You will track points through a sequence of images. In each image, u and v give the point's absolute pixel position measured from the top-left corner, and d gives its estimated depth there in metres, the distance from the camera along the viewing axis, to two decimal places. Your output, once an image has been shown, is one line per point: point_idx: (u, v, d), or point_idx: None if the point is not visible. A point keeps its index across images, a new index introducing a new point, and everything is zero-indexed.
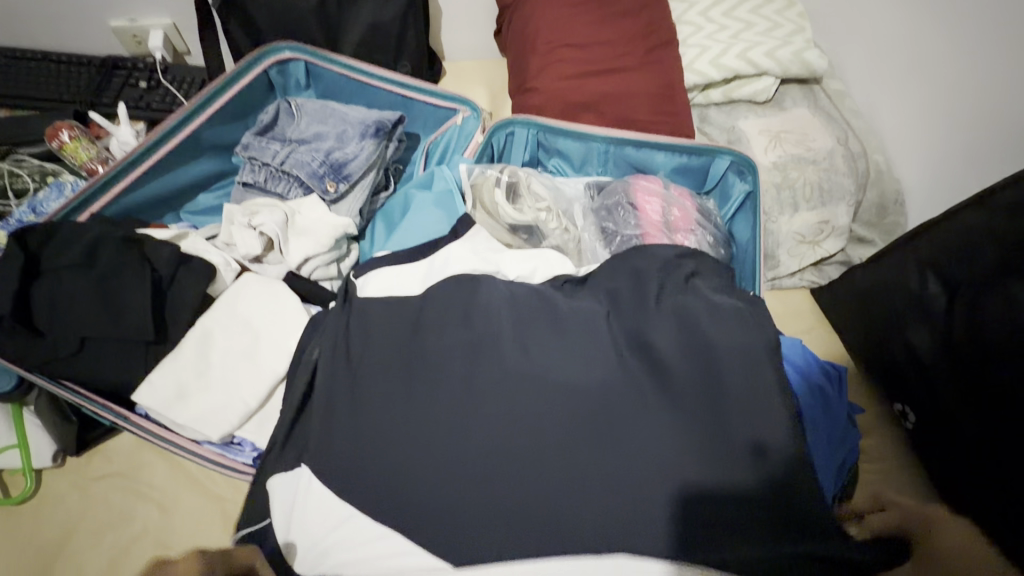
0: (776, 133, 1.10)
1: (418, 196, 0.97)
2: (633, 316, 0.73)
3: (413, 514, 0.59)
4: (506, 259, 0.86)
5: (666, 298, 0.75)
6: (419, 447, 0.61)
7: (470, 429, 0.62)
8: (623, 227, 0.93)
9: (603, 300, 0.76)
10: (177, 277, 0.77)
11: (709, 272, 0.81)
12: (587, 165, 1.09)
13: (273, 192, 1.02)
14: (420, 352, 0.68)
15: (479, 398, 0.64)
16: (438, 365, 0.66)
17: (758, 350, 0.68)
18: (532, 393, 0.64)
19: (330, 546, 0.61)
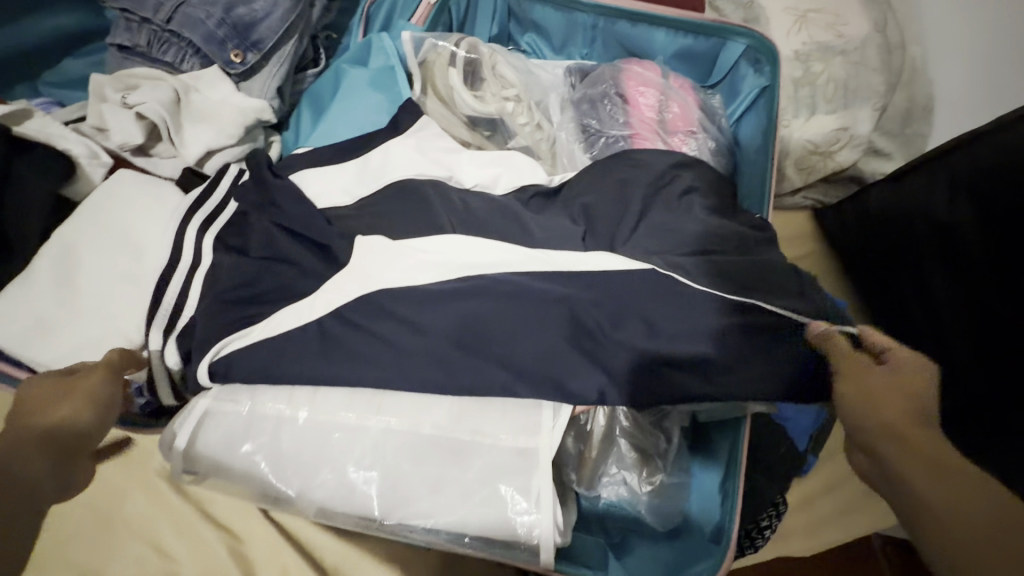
0: (803, 12, 0.89)
1: (350, 73, 0.74)
2: (610, 241, 0.60)
3: (339, 476, 0.50)
4: (462, 161, 0.67)
5: (654, 219, 0.61)
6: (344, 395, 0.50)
7: (409, 379, 0.51)
8: (611, 127, 0.75)
9: (577, 220, 0.62)
10: (15, 173, 0.58)
11: (709, 187, 0.66)
12: (569, 45, 0.88)
13: (161, 62, 0.77)
14: (344, 282, 0.54)
15: (419, 344, 0.51)
16: (369, 301, 0.52)
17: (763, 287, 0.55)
18: (481, 341, 0.51)
19: (247, 494, 0.53)
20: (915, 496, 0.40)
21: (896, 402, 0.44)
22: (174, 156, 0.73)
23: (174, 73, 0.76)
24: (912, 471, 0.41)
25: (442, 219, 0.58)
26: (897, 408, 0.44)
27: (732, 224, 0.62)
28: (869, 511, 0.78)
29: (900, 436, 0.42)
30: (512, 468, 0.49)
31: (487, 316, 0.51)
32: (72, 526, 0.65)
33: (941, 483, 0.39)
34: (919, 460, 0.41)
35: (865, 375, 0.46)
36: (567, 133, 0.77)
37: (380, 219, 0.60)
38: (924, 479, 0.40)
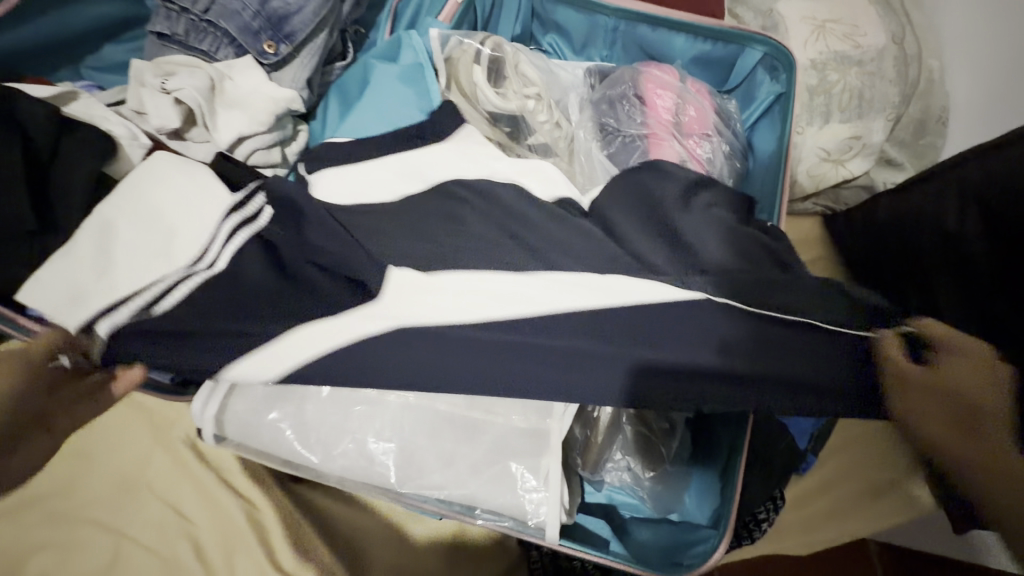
0: (821, 22, 0.90)
1: (377, 67, 0.77)
2: None
3: (360, 449, 0.53)
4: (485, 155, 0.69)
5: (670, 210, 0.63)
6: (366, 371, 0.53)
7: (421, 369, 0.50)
8: (627, 127, 0.77)
9: None
10: (62, 151, 0.62)
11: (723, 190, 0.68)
12: (589, 47, 0.90)
13: (197, 50, 0.81)
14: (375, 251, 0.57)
15: None
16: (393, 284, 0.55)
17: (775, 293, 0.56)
18: None
19: (272, 461, 0.56)
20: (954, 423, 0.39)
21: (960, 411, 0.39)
22: (207, 141, 0.76)
23: (210, 61, 0.80)
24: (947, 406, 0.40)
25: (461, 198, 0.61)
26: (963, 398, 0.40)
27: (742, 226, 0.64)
28: (867, 513, 0.80)
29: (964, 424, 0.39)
30: (523, 447, 0.52)
31: (504, 297, 0.51)
32: (99, 486, 0.68)
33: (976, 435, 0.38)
34: (972, 402, 0.39)
35: (920, 389, 0.40)
36: (586, 133, 0.79)
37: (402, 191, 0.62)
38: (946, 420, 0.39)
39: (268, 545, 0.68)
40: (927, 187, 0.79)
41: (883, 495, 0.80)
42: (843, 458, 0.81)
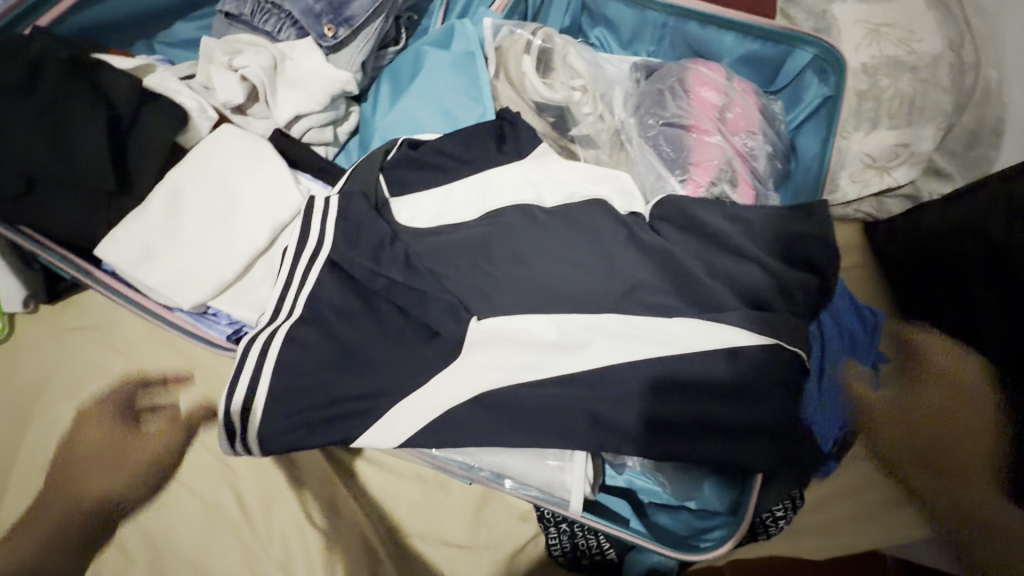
0: (875, 26, 0.89)
1: (430, 54, 0.79)
2: (666, 252, 0.63)
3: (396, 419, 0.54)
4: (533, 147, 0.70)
5: (701, 218, 0.66)
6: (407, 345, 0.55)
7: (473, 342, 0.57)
8: (671, 119, 0.77)
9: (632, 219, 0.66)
10: (140, 120, 0.66)
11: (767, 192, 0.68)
12: (636, 42, 0.91)
13: (261, 30, 0.85)
14: (421, 255, 0.62)
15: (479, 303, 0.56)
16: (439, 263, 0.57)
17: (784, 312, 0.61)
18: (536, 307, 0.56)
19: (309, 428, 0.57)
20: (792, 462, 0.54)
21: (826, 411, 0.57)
22: (268, 117, 0.81)
23: (272, 42, 0.84)
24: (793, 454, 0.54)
25: (507, 208, 0.65)
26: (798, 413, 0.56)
27: (778, 227, 0.65)
28: (890, 525, 0.79)
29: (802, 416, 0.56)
30: (552, 426, 0.53)
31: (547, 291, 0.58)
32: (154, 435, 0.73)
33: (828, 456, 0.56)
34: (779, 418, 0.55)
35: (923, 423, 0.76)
36: (629, 124, 0.79)
37: (450, 197, 0.66)
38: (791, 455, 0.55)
39: (303, 500, 0.73)
40: (972, 199, 0.78)
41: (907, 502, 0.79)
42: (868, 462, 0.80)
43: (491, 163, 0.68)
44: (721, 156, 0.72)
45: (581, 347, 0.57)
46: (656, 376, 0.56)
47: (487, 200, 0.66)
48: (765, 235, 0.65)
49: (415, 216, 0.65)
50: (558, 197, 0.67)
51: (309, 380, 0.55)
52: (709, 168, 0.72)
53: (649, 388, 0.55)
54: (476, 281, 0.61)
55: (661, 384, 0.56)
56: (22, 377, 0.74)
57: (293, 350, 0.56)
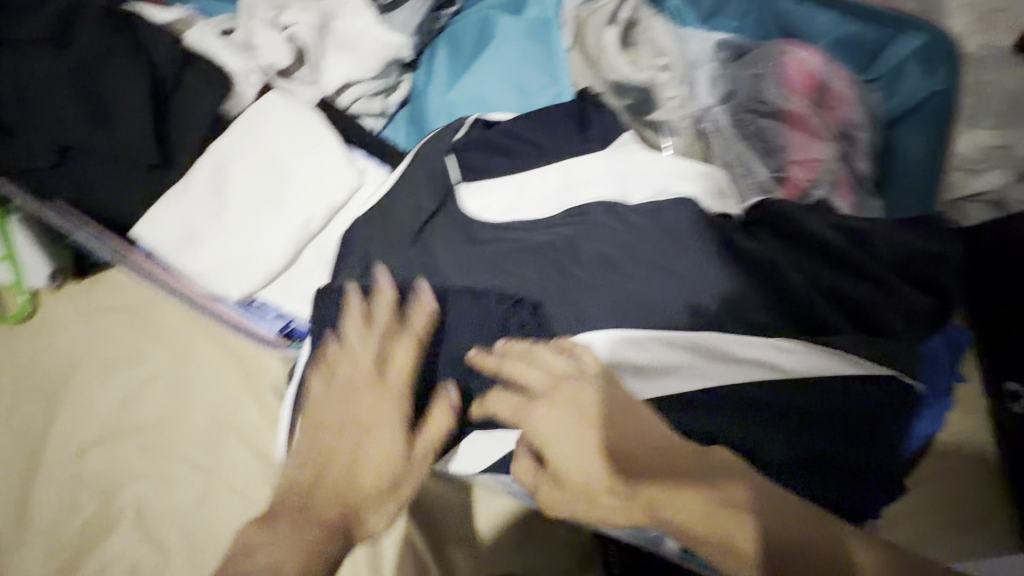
0: (988, 10, 0.80)
1: (501, 20, 0.70)
2: (766, 265, 0.57)
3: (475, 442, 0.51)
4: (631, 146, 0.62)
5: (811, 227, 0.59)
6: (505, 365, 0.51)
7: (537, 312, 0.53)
8: (769, 108, 0.68)
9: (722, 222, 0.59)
10: (182, 82, 0.59)
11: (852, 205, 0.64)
12: (718, 15, 0.84)
13: None
14: (491, 261, 0.56)
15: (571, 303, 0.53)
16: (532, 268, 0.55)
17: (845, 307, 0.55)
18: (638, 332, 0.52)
19: None
20: (686, 475, 0.39)
21: (710, 479, 0.39)
22: (313, 83, 0.72)
23: None
24: (649, 453, 0.41)
25: (592, 204, 0.58)
26: (638, 439, 0.41)
27: (899, 244, 0.58)
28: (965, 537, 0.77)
29: (641, 506, 0.38)
30: None
31: (642, 311, 0.54)
32: (189, 424, 0.67)
33: (653, 463, 0.40)
34: (627, 429, 0.41)
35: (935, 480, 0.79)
36: (714, 115, 0.71)
37: (534, 193, 0.60)
38: (678, 458, 0.41)
39: None
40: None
41: (976, 507, 0.78)
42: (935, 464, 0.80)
43: (574, 153, 0.61)
44: (825, 153, 0.66)
45: (664, 364, 0.52)
46: (755, 400, 0.51)
47: (566, 197, 0.59)
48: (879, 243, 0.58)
49: (509, 212, 0.59)
50: (647, 196, 0.60)
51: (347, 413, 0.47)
52: (811, 167, 0.65)
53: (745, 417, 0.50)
54: (566, 283, 0.54)
55: (759, 412, 0.51)
56: (50, 361, 0.69)
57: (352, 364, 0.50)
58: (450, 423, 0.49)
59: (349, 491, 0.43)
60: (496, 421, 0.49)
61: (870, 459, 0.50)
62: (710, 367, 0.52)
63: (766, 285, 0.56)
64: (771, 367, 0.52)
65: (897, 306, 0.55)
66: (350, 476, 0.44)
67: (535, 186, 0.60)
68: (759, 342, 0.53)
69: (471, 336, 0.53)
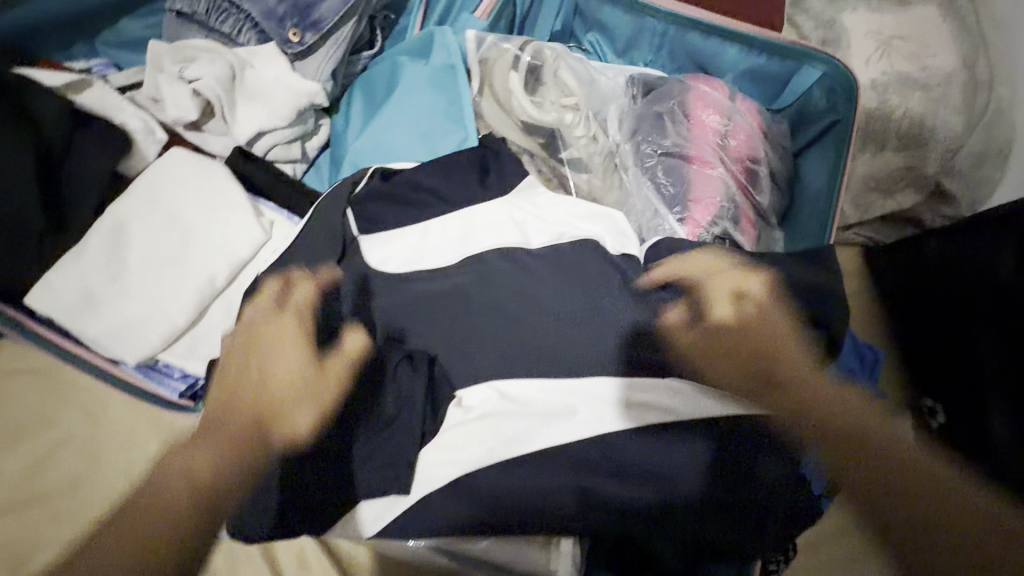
0: (888, 39, 0.84)
1: (408, 66, 0.71)
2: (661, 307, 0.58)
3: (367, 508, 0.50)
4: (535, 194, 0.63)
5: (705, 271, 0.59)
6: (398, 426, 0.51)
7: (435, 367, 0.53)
8: (671, 145, 0.71)
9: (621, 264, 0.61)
10: (76, 145, 0.60)
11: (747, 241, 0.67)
12: (634, 49, 0.85)
13: (219, 33, 0.77)
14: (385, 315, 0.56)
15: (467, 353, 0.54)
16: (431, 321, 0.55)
17: (742, 347, 0.57)
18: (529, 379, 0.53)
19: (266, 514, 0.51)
20: (796, 358, 0.55)
21: (798, 352, 0.55)
22: (225, 134, 0.73)
23: (231, 45, 0.76)
24: (766, 337, 0.56)
25: (489, 252, 0.59)
26: (738, 334, 0.57)
27: (795, 276, 0.59)
28: None
29: (745, 369, 0.55)
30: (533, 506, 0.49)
31: (538, 359, 0.55)
32: (104, 485, 0.66)
33: (769, 347, 0.56)
34: (754, 309, 0.57)
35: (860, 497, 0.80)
36: (621, 153, 0.73)
37: (434, 240, 0.60)
38: (783, 339, 0.56)
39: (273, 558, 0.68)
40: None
41: None
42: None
43: (472, 200, 0.62)
44: (724, 190, 0.67)
45: (558, 412, 0.52)
46: (647, 444, 0.52)
47: (464, 243, 0.60)
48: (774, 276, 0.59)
49: (409, 262, 0.59)
50: (546, 239, 0.61)
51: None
52: (711, 206, 0.67)
53: (639, 464, 0.51)
54: (461, 334, 0.55)
55: (652, 457, 0.51)
56: None
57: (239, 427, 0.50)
58: (364, 349, 0.52)
59: (270, 409, 0.46)
60: (386, 483, 0.49)
61: (763, 495, 0.52)
62: (603, 413, 0.52)
63: (663, 327, 0.57)
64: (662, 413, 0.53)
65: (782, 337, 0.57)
66: (266, 410, 0.45)
67: (437, 235, 0.61)
68: (652, 385, 0.54)
69: (363, 399, 0.51)
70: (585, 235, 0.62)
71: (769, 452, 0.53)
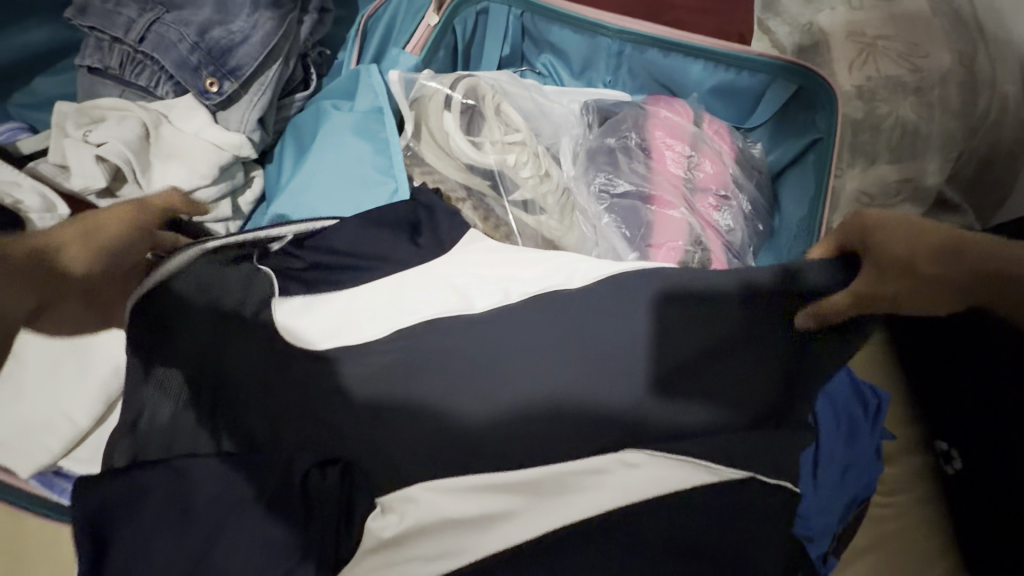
0: (871, 40, 0.75)
1: (332, 111, 0.65)
2: (624, 379, 0.49)
3: None
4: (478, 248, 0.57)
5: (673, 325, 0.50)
6: (301, 546, 0.42)
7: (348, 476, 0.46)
8: (629, 183, 0.64)
9: (577, 320, 0.51)
10: None
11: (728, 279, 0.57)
12: (590, 71, 0.78)
13: (135, 86, 0.71)
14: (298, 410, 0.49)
15: (390, 449, 0.47)
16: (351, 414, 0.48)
17: (716, 417, 0.48)
18: (464, 481, 0.45)
19: None
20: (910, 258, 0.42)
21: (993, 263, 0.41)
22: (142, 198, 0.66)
23: (147, 100, 0.70)
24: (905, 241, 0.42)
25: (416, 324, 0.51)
26: (910, 246, 0.42)
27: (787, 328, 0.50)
28: None
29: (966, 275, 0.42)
30: None
31: (476, 452, 0.46)
32: None
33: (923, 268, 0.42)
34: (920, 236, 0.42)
35: (867, 552, 0.71)
36: (578, 193, 0.66)
37: (354, 313, 0.53)
38: (909, 249, 0.42)
39: None
40: None
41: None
42: (869, 531, 0.72)
43: (401, 264, 0.55)
44: (689, 230, 0.60)
45: (497, 517, 0.43)
46: (606, 551, 0.42)
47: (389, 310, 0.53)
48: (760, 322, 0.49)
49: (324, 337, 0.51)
50: (491, 301, 0.53)
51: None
52: (673, 250, 0.60)
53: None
54: (383, 429, 0.47)
55: (610, 565, 0.42)
56: None
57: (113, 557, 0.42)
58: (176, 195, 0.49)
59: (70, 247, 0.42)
60: None
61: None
62: (553, 515, 0.43)
63: (623, 398, 0.48)
64: (623, 513, 0.44)
65: (763, 391, 0.49)
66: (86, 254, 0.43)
67: (359, 303, 0.53)
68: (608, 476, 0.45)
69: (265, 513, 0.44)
70: (544, 287, 0.53)
71: (756, 548, 0.44)
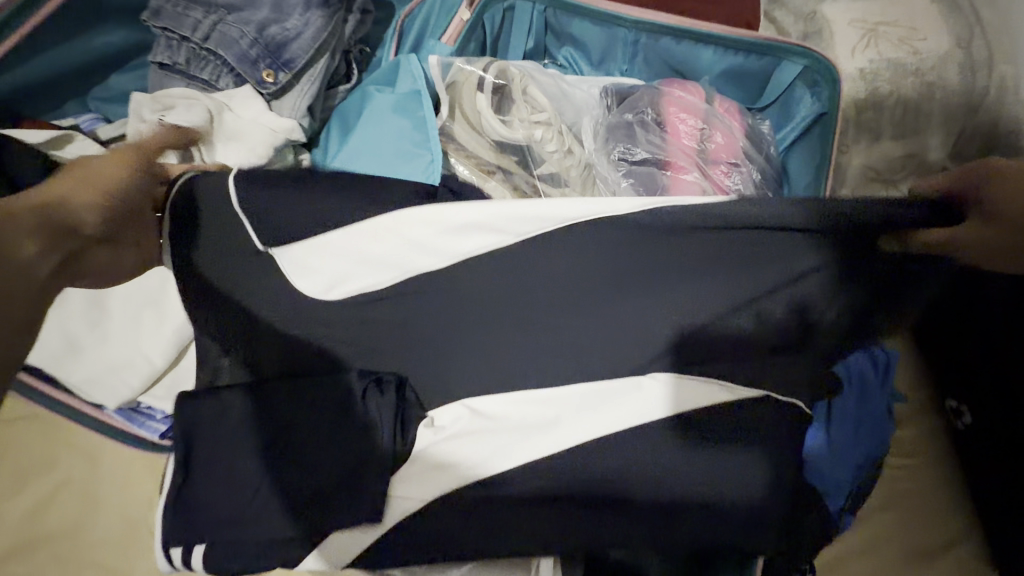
0: (873, 25, 0.80)
1: (376, 95, 0.72)
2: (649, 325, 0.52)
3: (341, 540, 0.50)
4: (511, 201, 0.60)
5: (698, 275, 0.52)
6: (364, 455, 0.49)
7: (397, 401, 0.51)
8: (646, 155, 0.70)
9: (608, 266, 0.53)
10: None
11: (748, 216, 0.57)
12: (607, 60, 0.84)
13: (199, 79, 0.79)
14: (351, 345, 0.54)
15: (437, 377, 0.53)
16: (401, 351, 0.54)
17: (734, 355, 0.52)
18: (504, 403, 0.50)
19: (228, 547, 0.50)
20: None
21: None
22: None
23: (210, 91, 0.78)
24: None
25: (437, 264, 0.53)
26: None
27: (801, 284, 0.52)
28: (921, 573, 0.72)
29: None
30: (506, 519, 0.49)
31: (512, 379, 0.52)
32: (102, 524, 0.68)
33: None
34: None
35: (880, 509, 0.74)
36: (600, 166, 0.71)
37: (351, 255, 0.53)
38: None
39: None
40: None
41: (928, 532, 0.73)
42: (886, 488, 0.75)
43: None
44: (701, 195, 0.66)
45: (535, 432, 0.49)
46: (628, 463, 0.49)
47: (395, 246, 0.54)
48: (765, 271, 0.52)
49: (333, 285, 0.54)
50: (490, 240, 0.53)
51: (224, 507, 0.49)
52: None
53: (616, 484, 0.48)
54: (430, 359, 0.53)
55: (631, 475, 0.48)
56: None
57: (209, 465, 0.50)
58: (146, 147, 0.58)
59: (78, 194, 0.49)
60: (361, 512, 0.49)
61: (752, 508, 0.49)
62: (584, 433, 0.49)
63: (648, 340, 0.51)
64: (643, 433, 0.49)
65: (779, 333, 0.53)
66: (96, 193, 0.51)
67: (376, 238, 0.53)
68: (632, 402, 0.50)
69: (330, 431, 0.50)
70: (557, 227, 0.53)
71: (758, 464, 0.50)
